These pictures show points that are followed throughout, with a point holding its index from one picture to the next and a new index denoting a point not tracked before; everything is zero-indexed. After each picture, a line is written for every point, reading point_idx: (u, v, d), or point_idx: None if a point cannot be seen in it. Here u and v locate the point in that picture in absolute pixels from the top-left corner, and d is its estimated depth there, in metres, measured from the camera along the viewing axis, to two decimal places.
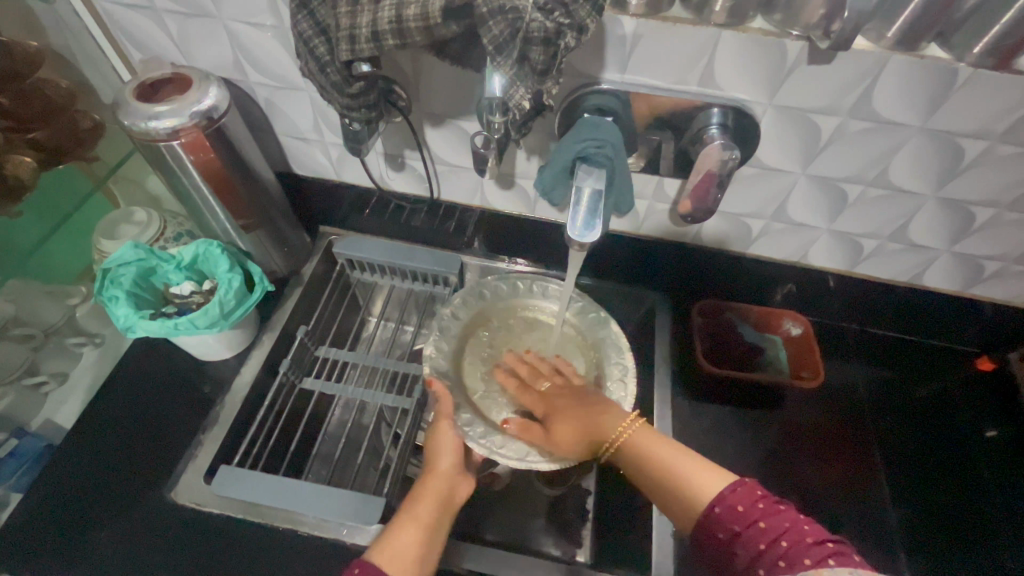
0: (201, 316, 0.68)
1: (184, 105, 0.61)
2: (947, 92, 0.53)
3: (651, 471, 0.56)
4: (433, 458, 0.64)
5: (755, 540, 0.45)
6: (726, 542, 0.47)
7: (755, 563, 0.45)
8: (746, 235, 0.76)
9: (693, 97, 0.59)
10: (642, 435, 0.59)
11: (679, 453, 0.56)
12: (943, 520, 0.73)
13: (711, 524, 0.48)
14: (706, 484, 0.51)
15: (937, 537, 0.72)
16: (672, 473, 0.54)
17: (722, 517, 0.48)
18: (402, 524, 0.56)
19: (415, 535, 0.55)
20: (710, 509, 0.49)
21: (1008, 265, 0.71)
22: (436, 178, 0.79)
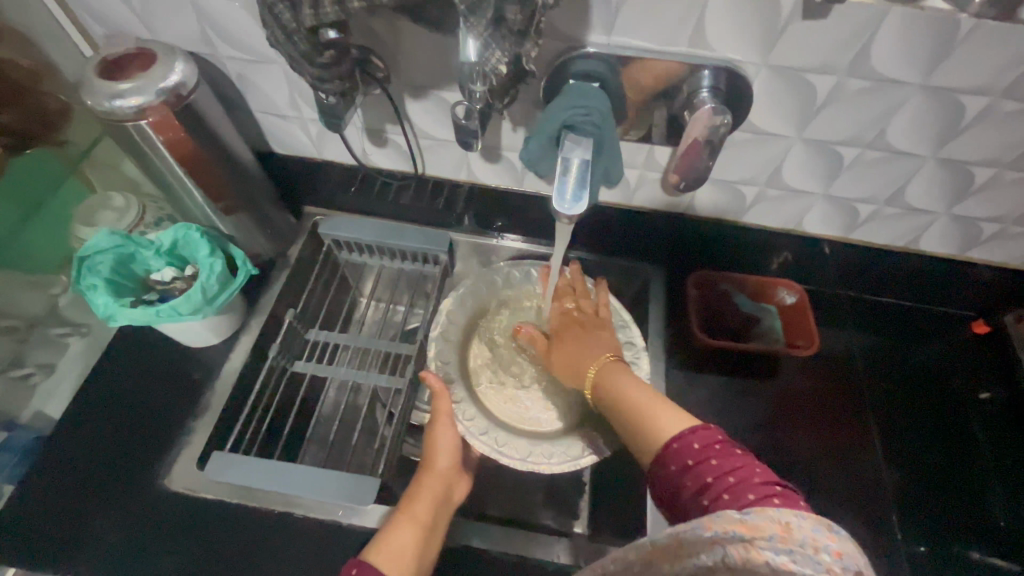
0: (184, 302, 0.66)
1: (150, 82, 0.58)
2: (949, 46, 0.51)
3: (613, 399, 0.58)
4: (432, 455, 0.63)
5: (704, 474, 0.46)
6: (677, 474, 0.48)
7: (701, 494, 0.46)
8: (740, 203, 0.74)
9: (684, 59, 0.56)
10: (612, 368, 0.60)
11: (643, 386, 0.56)
12: (936, 481, 0.74)
13: (672, 453, 0.49)
14: (669, 424, 0.51)
15: (929, 498, 0.73)
16: (633, 403, 0.55)
17: (678, 453, 0.48)
18: (401, 524, 0.56)
19: (414, 536, 0.55)
20: (670, 444, 0.49)
21: (1006, 227, 0.69)
22: (420, 153, 0.76)
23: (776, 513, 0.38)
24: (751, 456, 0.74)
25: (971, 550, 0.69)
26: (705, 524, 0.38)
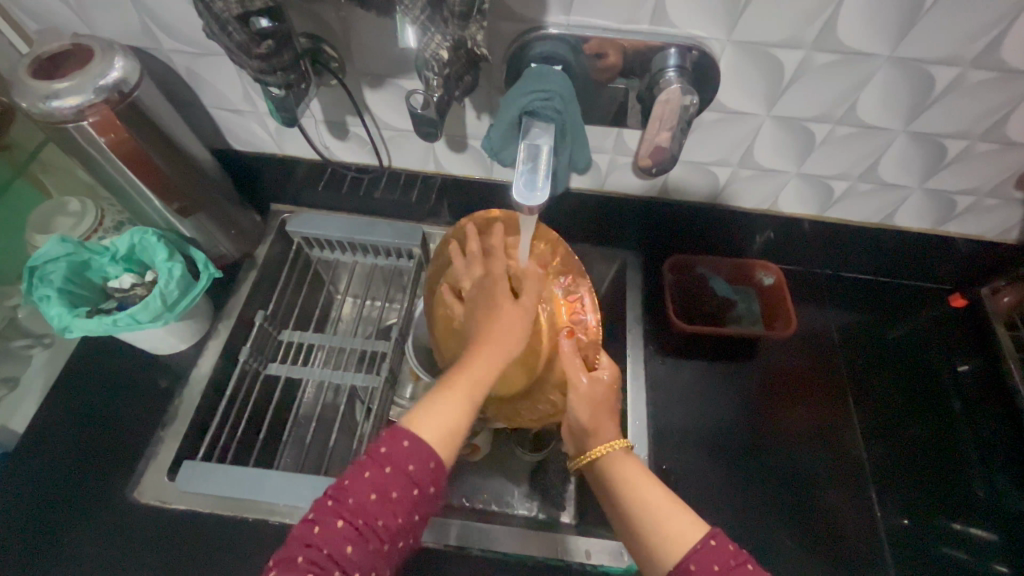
0: (142, 309, 0.64)
1: (87, 80, 0.55)
2: (914, 16, 0.49)
3: (624, 495, 0.51)
4: (485, 332, 0.54)
5: None
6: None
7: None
8: (714, 185, 0.73)
9: (645, 38, 0.54)
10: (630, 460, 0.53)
11: (659, 488, 0.50)
12: (912, 454, 0.74)
13: (705, 559, 0.43)
14: (679, 531, 0.46)
15: (906, 472, 0.73)
16: (645, 509, 0.49)
17: (720, 551, 0.43)
18: (445, 394, 0.49)
19: (455, 407, 0.48)
20: (709, 539, 0.44)
21: (981, 199, 0.68)
22: (384, 144, 0.74)
23: None
24: (732, 439, 0.74)
25: (952, 523, 0.70)
26: None
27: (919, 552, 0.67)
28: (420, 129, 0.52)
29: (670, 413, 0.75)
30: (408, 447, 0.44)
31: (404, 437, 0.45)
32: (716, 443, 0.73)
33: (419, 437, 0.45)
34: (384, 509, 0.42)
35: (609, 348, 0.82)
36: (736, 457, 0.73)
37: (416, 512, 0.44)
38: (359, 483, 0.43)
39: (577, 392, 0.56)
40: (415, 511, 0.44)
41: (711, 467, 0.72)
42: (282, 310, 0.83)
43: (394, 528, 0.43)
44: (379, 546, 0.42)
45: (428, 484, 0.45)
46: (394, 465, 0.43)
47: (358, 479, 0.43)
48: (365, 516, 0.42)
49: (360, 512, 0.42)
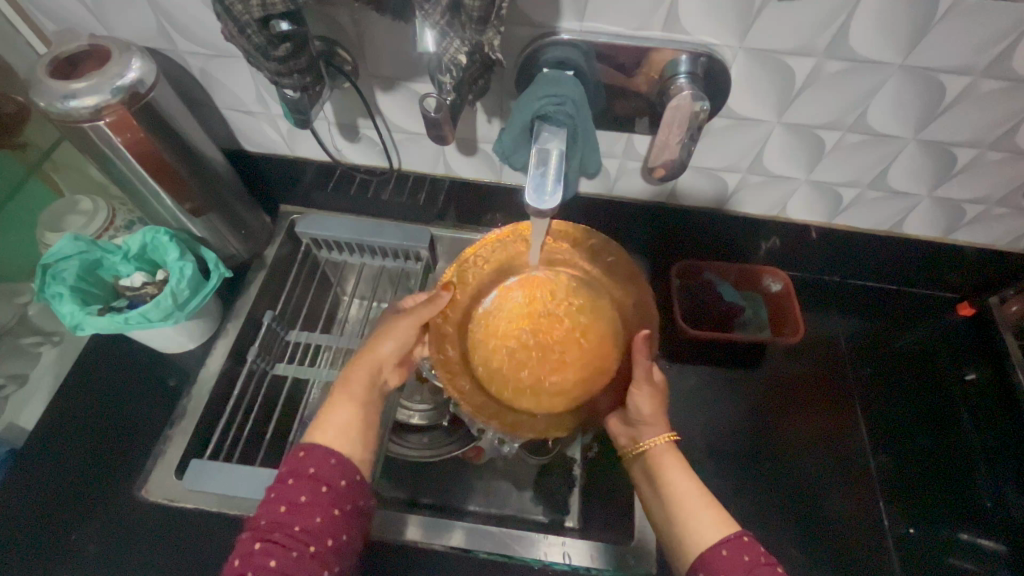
0: (153, 308, 0.64)
1: (105, 80, 0.55)
2: (927, 25, 0.49)
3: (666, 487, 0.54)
4: (380, 335, 0.61)
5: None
6: (746, 567, 0.45)
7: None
8: (723, 190, 0.73)
9: (658, 44, 0.54)
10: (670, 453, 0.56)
11: (698, 484, 0.53)
12: (920, 463, 0.74)
13: (735, 547, 0.46)
14: (713, 526, 0.49)
15: (914, 481, 0.73)
16: (685, 500, 0.52)
17: (750, 545, 0.46)
18: (338, 411, 0.56)
19: (351, 416, 0.56)
20: (741, 534, 0.47)
21: (990, 208, 0.68)
22: (394, 147, 0.74)
23: None
24: (739, 445, 0.74)
25: (961, 533, 0.69)
26: None
27: (926, 562, 0.67)
28: (433, 132, 0.52)
29: (677, 417, 0.75)
30: (301, 455, 0.51)
31: (298, 450, 0.52)
32: (723, 448, 0.73)
33: (312, 447, 0.52)
34: (297, 514, 0.47)
35: None
36: (743, 463, 0.72)
37: (331, 506, 0.49)
38: (270, 501, 0.48)
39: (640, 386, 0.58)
40: (331, 507, 0.49)
41: (717, 473, 0.72)
42: (290, 310, 0.84)
43: (313, 527, 0.47)
44: (302, 549, 0.46)
45: (337, 481, 0.50)
46: (300, 472, 0.50)
47: (269, 499, 0.48)
48: (279, 523, 0.47)
49: (275, 525, 0.47)
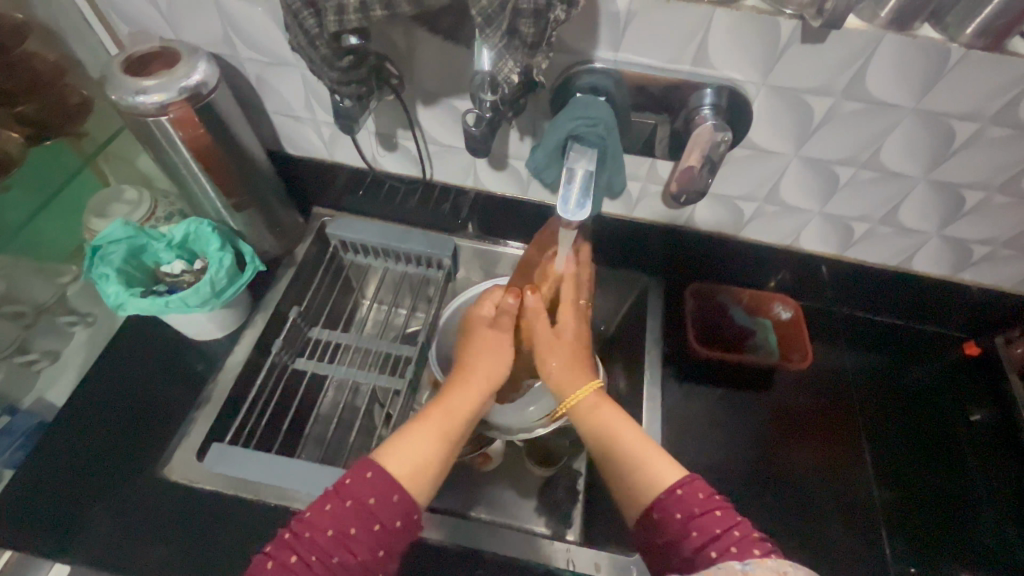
0: (193, 294, 0.67)
1: (173, 79, 0.60)
2: (940, 74, 0.53)
3: (605, 437, 0.58)
4: (468, 369, 0.61)
5: (710, 526, 0.48)
6: (681, 523, 0.49)
7: (705, 548, 0.47)
8: (740, 218, 0.76)
9: (686, 77, 0.58)
10: (601, 402, 0.60)
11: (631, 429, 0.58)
12: (924, 498, 0.75)
13: (670, 504, 0.51)
14: (665, 474, 0.54)
15: (917, 516, 0.74)
16: (628, 452, 0.56)
17: (682, 499, 0.50)
18: (416, 425, 0.56)
19: (426, 435, 0.55)
20: (674, 490, 0.51)
21: (997, 250, 0.71)
22: (429, 159, 0.78)
23: (774, 565, 0.42)
24: (743, 467, 0.75)
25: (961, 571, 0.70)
26: None
27: None
28: (471, 145, 0.56)
29: (683, 435, 0.77)
30: (369, 478, 0.50)
31: (366, 470, 0.51)
32: (728, 469, 0.75)
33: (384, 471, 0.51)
34: (341, 546, 0.47)
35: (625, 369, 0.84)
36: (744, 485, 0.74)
37: (380, 547, 0.48)
38: (320, 516, 0.48)
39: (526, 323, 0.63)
40: (379, 546, 0.48)
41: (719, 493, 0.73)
42: (315, 308, 0.87)
43: (354, 565, 0.47)
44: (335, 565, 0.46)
45: (396, 518, 0.50)
46: (353, 495, 0.49)
47: (319, 512, 0.48)
48: (323, 553, 0.46)
49: (313, 548, 0.46)
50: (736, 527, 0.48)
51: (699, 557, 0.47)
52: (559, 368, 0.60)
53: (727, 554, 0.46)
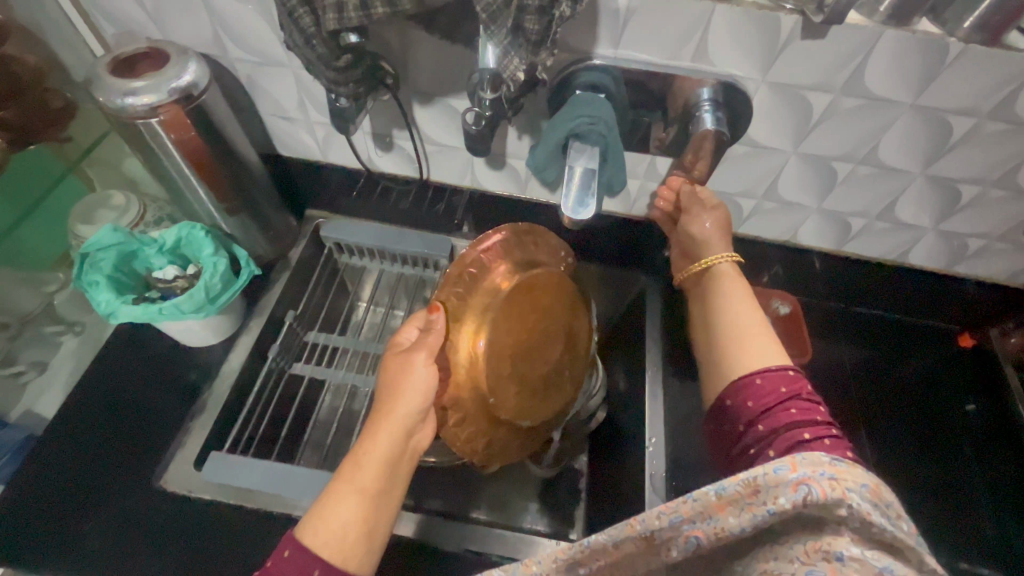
0: (186, 300, 0.66)
1: (163, 81, 0.58)
2: (938, 68, 0.53)
3: (727, 307, 0.62)
4: (387, 410, 0.56)
5: (808, 411, 0.53)
6: (780, 399, 0.53)
7: (798, 428, 0.52)
8: (738, 214, 0.75)
9: (687, 74, 0.57)
10: (730, 282, 0.64)
11: (751, 309, 0.61)
12: (926, 488, 0.76)
13: (776, 380, 0.55)
14: (767, 355, 0.57)
15: (919, 507, 0.75)
16: (742, 327, 0.60)
17: (791, 379, 0.54)
18: (341, 489, 0.53)
19: (352, 501, 0.52)
20: (785, 369, 0.55)
21: (992, 243, 0.71)
22: (425, 158, 0.77)
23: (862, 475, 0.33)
24: None
25: (966, 561, 0.71)
26: (790, 465, 0.32)
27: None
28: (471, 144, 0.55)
29: (683, 432, 0.77)
30: (288, 558, 0.48)
31: (286, 547, 0.49)
32: None
33: (300, 546, 0.49)
34: None
35: (625, 368, 0.83)
36: None
37: None
38: None
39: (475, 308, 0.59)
40: None
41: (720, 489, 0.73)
42: (311, 312, 0.86)
43: None
44: None
45: None
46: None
47: None
48: None
49: None
50: (829, 425, 0.52)
51: (787, 432, 0.52)
52: (714, 229, 0.66)
53: (821, 439, 0.50)
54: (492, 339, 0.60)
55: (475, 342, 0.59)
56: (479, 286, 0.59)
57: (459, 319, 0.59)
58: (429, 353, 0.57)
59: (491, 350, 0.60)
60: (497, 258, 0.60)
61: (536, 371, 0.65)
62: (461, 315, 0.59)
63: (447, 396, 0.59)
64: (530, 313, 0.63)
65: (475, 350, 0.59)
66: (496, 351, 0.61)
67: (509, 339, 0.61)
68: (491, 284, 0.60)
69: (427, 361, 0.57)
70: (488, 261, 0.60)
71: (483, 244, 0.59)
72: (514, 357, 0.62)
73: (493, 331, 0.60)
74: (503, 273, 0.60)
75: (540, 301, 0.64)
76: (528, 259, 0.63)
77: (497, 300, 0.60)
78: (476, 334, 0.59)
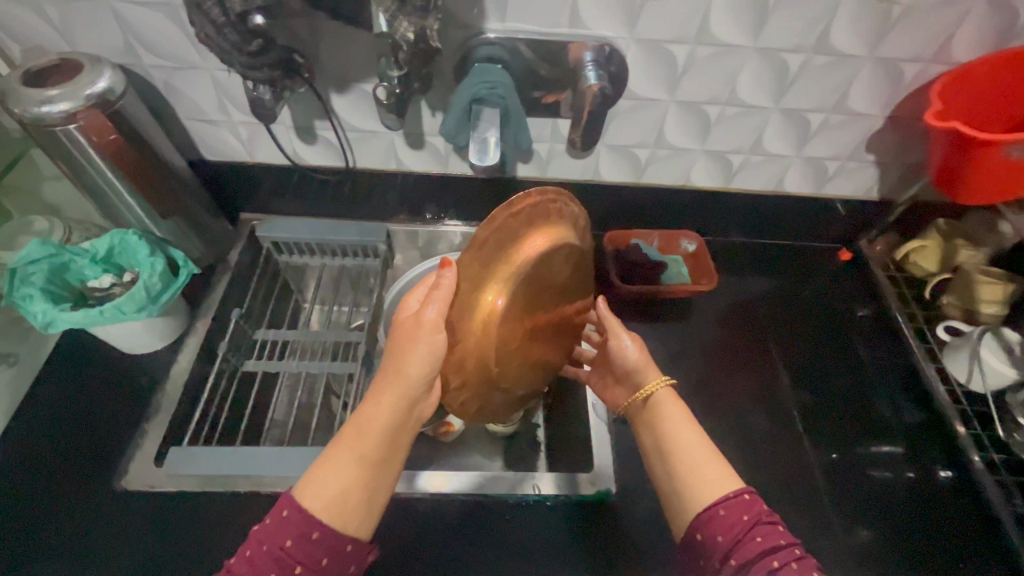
0: (127, 301, 0.67)
1: (78, 88, 0.60)
2: (766, 13, 0.63)
3: (666, 426, 0.59)
4: (397, 368, 0.52)
5: (772, 536, 0.50)
6: (745, 528, 0.50)
7: (768, 556, 0.49)
8: (638, 165, 0.84)
9: (567, 38, 0.66)
10: (665, 399, 0.61)
11: (690, 430, 0.58)
12: (835, 390, 0.85)
13: (735, 508, 0.51)
14: (718, 481, 0.54)
15: (830, 409, 0.83)
16: (685, 451, 0.56)
17: (749, 505, 0.51)
18: (342, 452, 0.49)
19: (353, 466, 0.49)
20: (741, 494, 0.52)
21: (845, 163, 0.83)
22: (349, 146, 0.82)
23: None
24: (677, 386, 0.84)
25: (872, 446, 0.79)
26: None
27: (851, 478, 0.76)
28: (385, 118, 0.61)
29: None
30: (286, 517, 0.47)
31: (284, 507, 0.47)
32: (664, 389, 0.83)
33: (298, 509, 0.47)
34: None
35: None
36: (679, 400, 0.83)
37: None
38: (240, 563, 0.46)
39: (502, 270, 0.53)
40: None
41: None
42: (257, 310, 0.88)
43: None
44: None
45: (322, 555, 0.46)
46: (276, 539, 0.46)
47: (243, 558, 0.47)
48: None
49: None
50: (793, 545, 0.50)
51: (760, 562, 0.49)
52: (638, 356, 0.65)
53: (790, 567, 0.48)
54: (510, 310, 0.54)
55: (495, 309, 0.54)
56: (507, 252, 0.53)
57: (484, 283, 0.53)
58: (439, 314, 0.52)
59: (507, 323, 0.55)
60: (529, 224, 0.54)
61: (539, 343, 0.62)
62: (484, 281, 0.53)
63: (453, 366, 0.55)
64: (550, 282, 0.59)
65: (490, 319, 0.54)
66: (514, 322, 0.56)
67: (527, 308, 0.57)
68: (521, 256, 0.53)
69: (436, 324, 0.52)
70: (519, 226, 0.52)
71: (518, 206, 0.51)
72: (527, 329, 0.58)
73: (516, 300, 0.55)
74: (537, 241, 0.54)
75: (559, 273, 0.59)
76: (558, 230, 0.57)
77: (524, 274, 0.53)
78: (500, 302, 0.54)
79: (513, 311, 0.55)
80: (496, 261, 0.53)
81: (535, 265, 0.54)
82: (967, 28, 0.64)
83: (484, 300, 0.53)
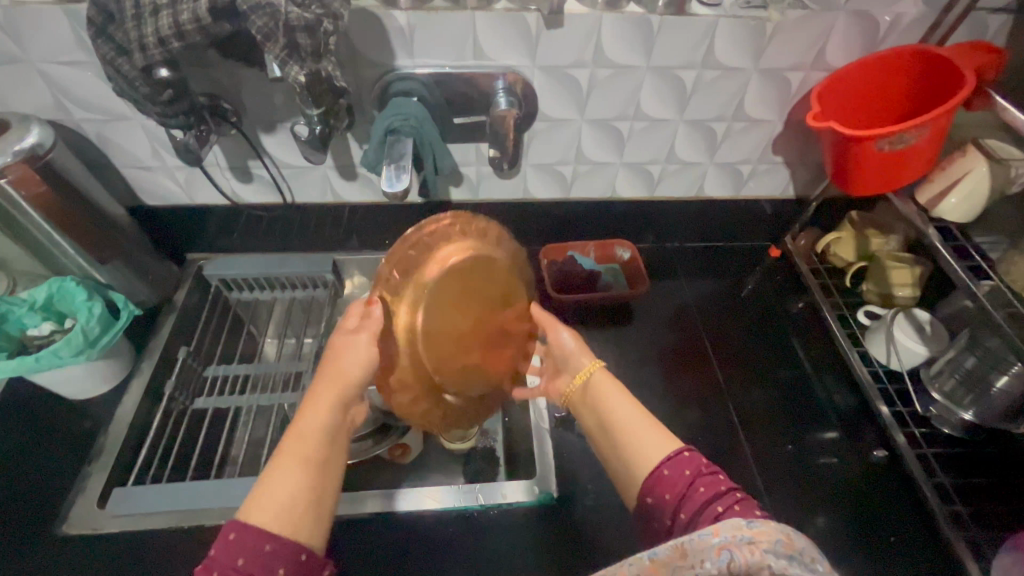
0: (64, 346, 0.69)
1: (6, 145, 0.63)
2: (652, 36, 0.69)
3: (618, 426, 0.57)
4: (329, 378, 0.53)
5: (714, 484, 0.50)
6: (688, 482, 0.51)
7: (711, 504, 0.48)
8: (564, 181, 0.89)
9: (473, 70, 0.71)
10: (601, 380, 0.62)
11: (630, 405, 0.58)
12: (773, 382, 0.88)
13: (677, 465, 0.52)
14: (659, 443, 0.54)
15: (771, 401, 0.86)
16: (626, 424, 0.57)
17: (690, 459, 0.52)
18: (283, 462, 0.48)
19: (302, 473, 0.47)
20: (682, 450, 0.53)
21: (756, 166, 0.89)
22: (284, 182, 0.85)
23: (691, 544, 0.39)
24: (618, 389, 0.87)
25: (815, 433, 0.82)
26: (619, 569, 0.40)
27: (792, 468, 0.79)
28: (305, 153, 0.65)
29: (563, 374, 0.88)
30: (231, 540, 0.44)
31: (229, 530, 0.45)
32: None
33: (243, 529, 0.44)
34: None
35: None
36: None
37: None
38: None
39: (424, 285, 0.55)
40: None
41: None
42: (207, 348, 0.89)
43: None
44: None
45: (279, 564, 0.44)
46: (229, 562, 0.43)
47: None
48: None
49: None
50: (734, 488, 0.50)
51: (706, 512, 0.48)
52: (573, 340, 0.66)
53: (732, 509, 0.47)
54: (430, 313, 0.56)
55: (413, 315, 0.56)
56: (422, 266, 0.55)
57: (398, 301, 0.55)
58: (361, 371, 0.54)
59: (435, 316, 0.57)
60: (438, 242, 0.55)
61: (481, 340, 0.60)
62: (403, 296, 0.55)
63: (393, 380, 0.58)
64: (475, 296, 0.58)
65: (408, 331, 0.56)
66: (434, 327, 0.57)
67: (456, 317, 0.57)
68: (436, 266, 0.55)
69: (363, 379, 0.54)
70: (419, 253, 0.54)
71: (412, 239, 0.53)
72: (459, 311, 0.58)
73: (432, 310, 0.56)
74: (457, 248, 0.56)
75: (482, 278, 0.58)
76: (481, 244, 0.58)
77: (445, 280, 0.55)
78: (416, 308, 0.56)
79: (439, 316, 0.56)
80: (421, 276, 0.55)
81: (449, 277, 0.56)
82: (834, 36, 0.71)
83: (404, 309, 0.55)
